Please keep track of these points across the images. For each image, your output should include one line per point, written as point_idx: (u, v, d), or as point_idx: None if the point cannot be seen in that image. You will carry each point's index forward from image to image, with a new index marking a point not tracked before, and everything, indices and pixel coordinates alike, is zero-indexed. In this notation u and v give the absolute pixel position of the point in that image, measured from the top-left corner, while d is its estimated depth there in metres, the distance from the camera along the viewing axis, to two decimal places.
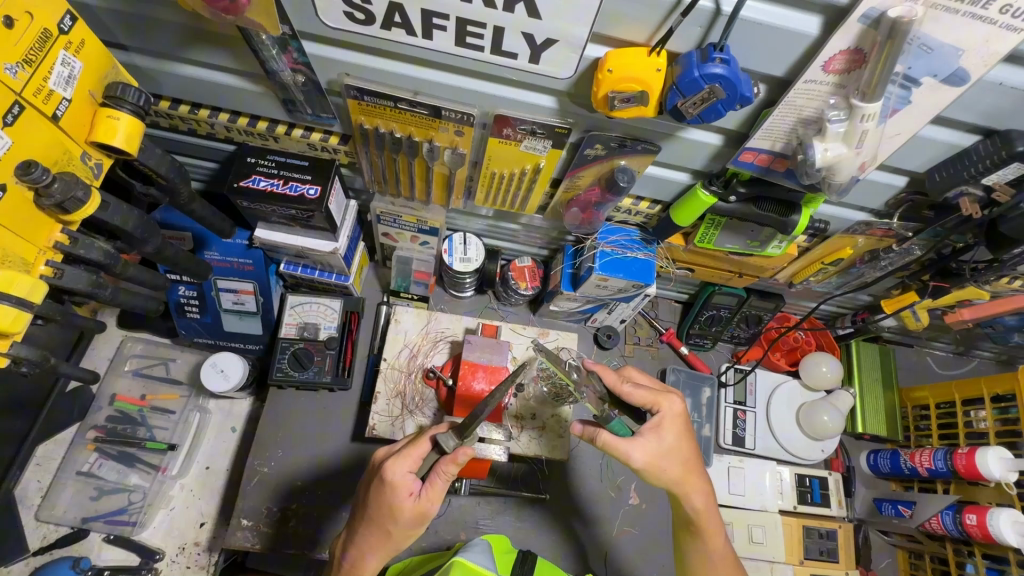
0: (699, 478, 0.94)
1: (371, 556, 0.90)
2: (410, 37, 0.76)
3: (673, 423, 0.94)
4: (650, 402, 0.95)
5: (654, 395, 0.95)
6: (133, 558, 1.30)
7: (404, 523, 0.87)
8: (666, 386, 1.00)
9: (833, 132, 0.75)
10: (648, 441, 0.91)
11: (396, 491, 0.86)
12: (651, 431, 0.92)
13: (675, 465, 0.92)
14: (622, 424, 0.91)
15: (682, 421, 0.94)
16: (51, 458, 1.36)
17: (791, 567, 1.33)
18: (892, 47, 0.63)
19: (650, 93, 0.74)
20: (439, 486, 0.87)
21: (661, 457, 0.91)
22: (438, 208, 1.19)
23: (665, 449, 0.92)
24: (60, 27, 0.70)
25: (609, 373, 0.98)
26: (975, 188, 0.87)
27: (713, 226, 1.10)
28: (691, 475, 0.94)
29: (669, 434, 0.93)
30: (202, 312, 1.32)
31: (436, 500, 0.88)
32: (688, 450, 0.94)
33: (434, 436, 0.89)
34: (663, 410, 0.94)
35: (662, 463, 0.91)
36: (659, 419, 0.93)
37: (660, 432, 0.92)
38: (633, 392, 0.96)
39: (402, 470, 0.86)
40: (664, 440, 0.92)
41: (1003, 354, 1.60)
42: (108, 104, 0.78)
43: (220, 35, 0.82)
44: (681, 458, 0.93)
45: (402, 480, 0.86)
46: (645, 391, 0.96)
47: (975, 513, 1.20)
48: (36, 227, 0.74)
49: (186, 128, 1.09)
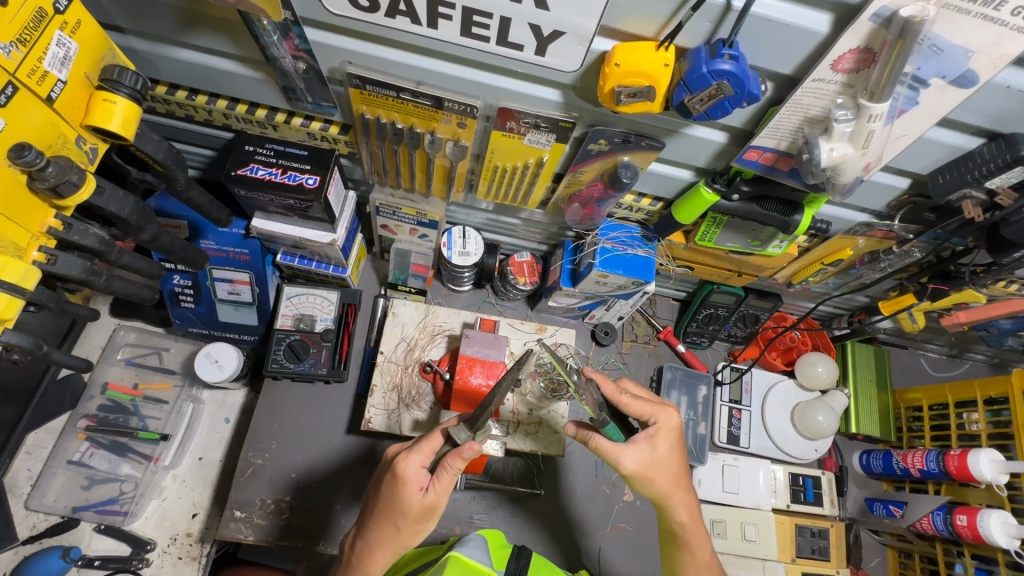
0: (685, 490, 0.95)
1: (379, 552, 0.89)
2: (414, 25, 0.75)
3: (668, 435, 0.93)
4: (647, 413, 0.94)
5: (651, 406, 0.95)
6: (124, 548, 1.29)
7: (413, 517, 0.87)
8: (661, 396, 1.00)
9: (839, 132, 0.75)
10: (642, 451, 0.91)
11: (406, 484, 0.86)
12: (644, 440, 0.92)
13: (663, 476, 0.93)
14: (615, 429, 0.92)
15: (677, 433, 0.94)
16: (41, 446, 1.34)
17: (783, 565, 1.34)
18: (903, 47, 0.63)
19: (658, 88, 0.74)
20: (446, 481, 0.87)
21: (651, 466, 0.92)
22: (438, 201, 1.18)
23: (657, 459, 0.92)
24: (56, 7, 0.68)
25: (608, 382, 0.96)
26: (978, 190, 0.87)
27: (715, 224, 1.09)
28: (679, 487, 0.94)
29: (662, 445, 0.93)
30: (197, 301, 1.31)
31: (444, 494, 0.87)
32: (679, 463, 0.94)
33: (446, 429, 0.90)
34: (659, 421, 0.94)
35: (652, 472, 0.92)
36: (654, 430, 0.93)
37: (653, 441, 0.92)
38: (631, 402, 0.95)
39: (413, 464, 0.87)
40: (656, 451, 0.92)
41: (995, 357, 1.62)
42: (104, 87, 0.76)
43: (219, 19, 0.81)
44: (671, 470, 0.93)
45: (413, 474, 0.86)
46: (642, 402, 0.95)
47: (966, 514, 1.21)
48: (29, 211, 0.73)
49: (184, 113, 1.07)
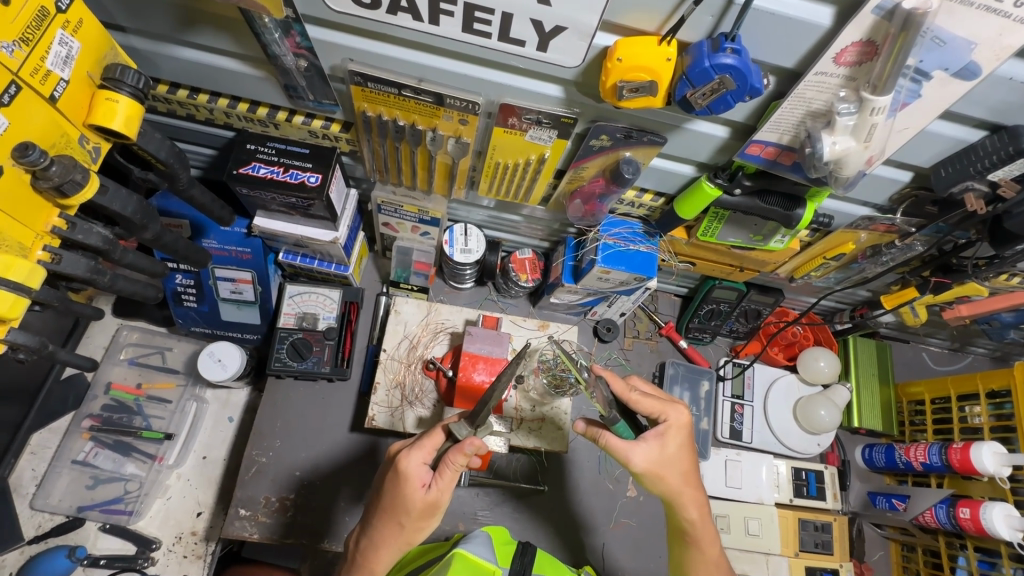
0: (695, 488, 0.96)
1: (384, 550, 0.90)
2: (416, 21, 0.74)
3: (677, 433, 0.94)
4: (656, 411, 0.94)
5: (661, 403, 0.94)
6: (130, 547, 1.29)
7: (416, 514, 0.87)
8: (668, 393, 1.00)
9: (842, 125, 0.75)
10: (652, 448, 0.92)
11: (408, 481, 0.86)
12: (654, 438, 0.92)
13: (673, 474, 0.93)
14: (624, 426, 0.93)
15: (687, 429, 0.95)
16: (45, 446, 1.34)
17: (786, 559, 1.34)
18: (906, 38, 0.63)
19: (660, 83, 0.73)
20: (450, 477, 0.87)
21: (662, 464, 0.92)
22: (439, 198, 1.18)
23: (667, 457, 0.93)
24: (58, 6, 0.68)
25: (618, 379, 0.95)
26: (980, 183, 0.87)
27: (716, 219, 1.09)
28: (688, 485, 0.95)
29: (672, 443, 0.93)
30: (200, 300, 1.32)
31: (447, 491, 0.88)
32: (689, 461, 0.95)
33: (446, 426, 0.90)
34: (670, 418, 0.94)
35: (662, 469, 0.93)
36: (664, 428, 0.93)
37: (663, 439, 0.92)
38: (640, 400, 0.94)
39: (416, 461, 0.87)
40: (667, 449, 0.93)
41: (997, 350, 1.62)
42: (106, 86, 0.76)
43: (221, 18, 0.81)
44: (680, 468, 0.94)
45: (414, 471, 0.87)
46: (653, 399, 0.95)
47: (969, 507, 1.21)
48: (34, 211, 0.73)
49: (184, 113, 1.07)
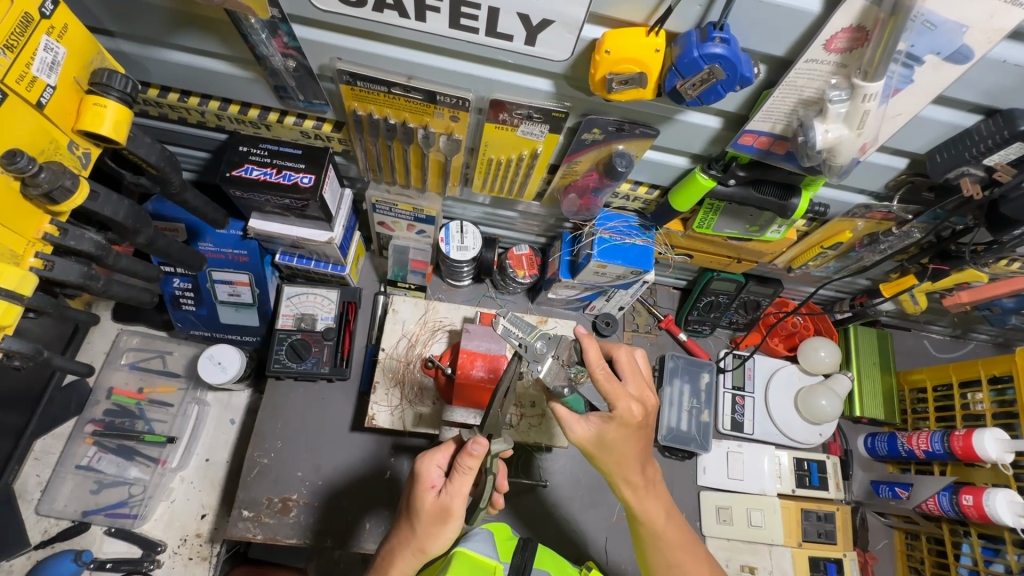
0: (634, 471, 0.91)
1: (400, 557, 0.88)
2: (403, 18, 0.74)
3: (623, 424, 0.87)
4: (609, 397, 0.87)
5: (618, 389, 0.87)
6: (135, 550, 1.30)
7: (428, 518, 0.87)
8: (645, 394, 0.92)
9: (834, 113, 0.75)
10: (592, 430, 0.88)
11: (420, 482, 0.88)
12: (598, 419, 0.88)
13: (610, 456, 0.90)
14: (578, 399, 0.90)
15: (635, 423, 0.88)
16: (49, 452, 1.35)
17: (790, 549, 1.34)
18: (896, 23, 0.63)
19: (650, 74, 0.73)
20: (460, 482, 0.86)
21: (598, 445, 0.89)
22: (433, 196, 1.18)
23: (606, 440, 0.88)
24: (42, 11, 0.68)
25: (594, 347, 0.86)
26: (976, 168, 0.86)
27: (712, 211, 1.09)
28: (629, 468, 0.91)
29: (614, 431, 0.88)
30: (198, 304, 1.32)
31: (458, 497, 0.86)
32: (632, 448, 0.90)
33: (460, 438, 0.93)
34: (618, 410, 0.86)
35: (597, 450, 0.90)
36: (609, 415, 0.87)
37: (605, 424, 0.88)
38: (602, 378, 0.86)
39: (428, 462, 0.89)
40: (608, 434, 0.88)
41: (999, 336, 1.61)
42: (94, 91, 0.76)
43: (207, 19, 0.81)
44: (619, 454, 0.90)
45: (426, 471, 0.89)
46: (609, 385, 0.86)
47: (972, 494, 1.20)
48: (24, 218, 0.73)
49: (176, 116, 1.07)
